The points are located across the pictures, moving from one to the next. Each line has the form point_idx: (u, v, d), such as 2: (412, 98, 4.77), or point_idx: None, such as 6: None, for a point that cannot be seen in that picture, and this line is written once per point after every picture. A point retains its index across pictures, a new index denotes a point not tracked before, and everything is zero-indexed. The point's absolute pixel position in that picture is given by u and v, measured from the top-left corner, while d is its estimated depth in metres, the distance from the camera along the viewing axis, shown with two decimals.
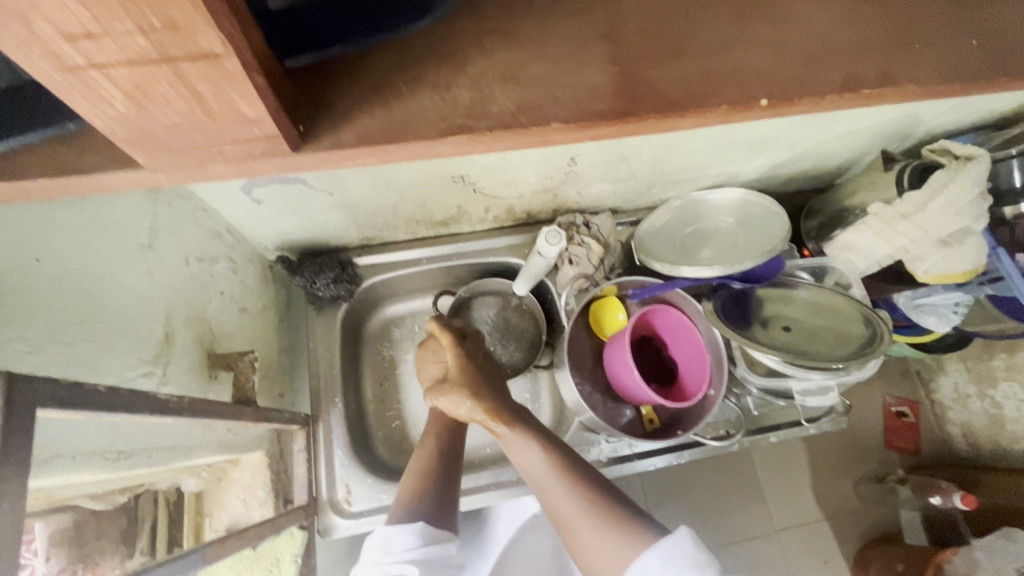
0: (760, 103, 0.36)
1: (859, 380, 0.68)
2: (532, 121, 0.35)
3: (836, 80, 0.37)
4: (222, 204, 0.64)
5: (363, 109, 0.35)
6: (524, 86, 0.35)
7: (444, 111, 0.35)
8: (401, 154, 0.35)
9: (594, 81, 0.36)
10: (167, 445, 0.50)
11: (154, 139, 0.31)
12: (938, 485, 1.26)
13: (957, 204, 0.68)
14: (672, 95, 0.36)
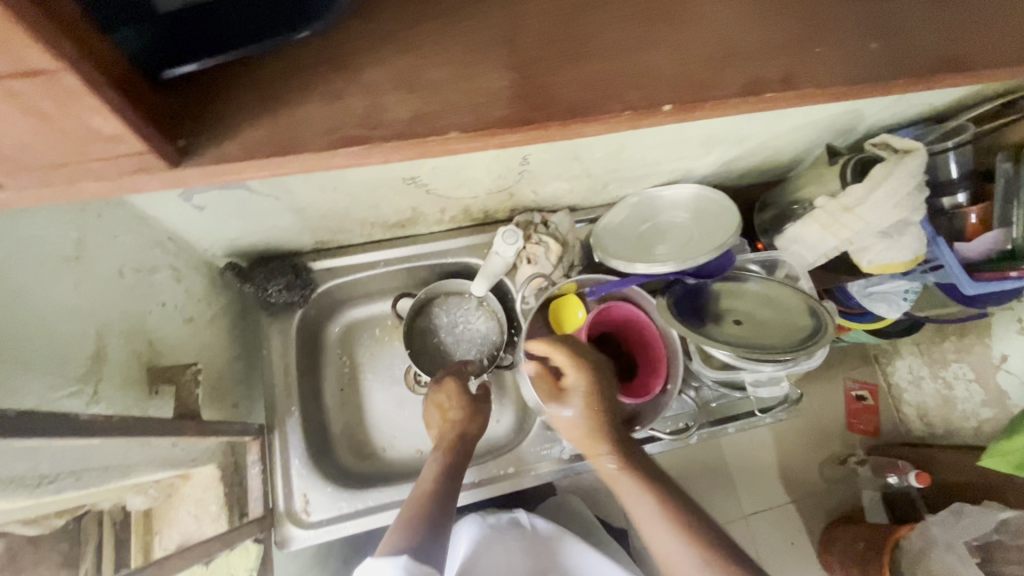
0: (663, 108, 0.35)
1: (806, 370, 0.70)
2: (427, 129, 0.33)
3: (737, 83, 0.36)
4: (160, 212, 0.62)
5: (248, 121, 0.33)
6: (418, 95, 0.34)
7: (335, 122, 0.33)
8: (297, 165, 0.33)
9: (495, 85, 0.34)
10: (99, 466, 0.48)
11: (10, 161, 0.29)
12: (895, 464, 1.33)
13: (895, 196, 0.71)
14: (572, 100, 0.34)
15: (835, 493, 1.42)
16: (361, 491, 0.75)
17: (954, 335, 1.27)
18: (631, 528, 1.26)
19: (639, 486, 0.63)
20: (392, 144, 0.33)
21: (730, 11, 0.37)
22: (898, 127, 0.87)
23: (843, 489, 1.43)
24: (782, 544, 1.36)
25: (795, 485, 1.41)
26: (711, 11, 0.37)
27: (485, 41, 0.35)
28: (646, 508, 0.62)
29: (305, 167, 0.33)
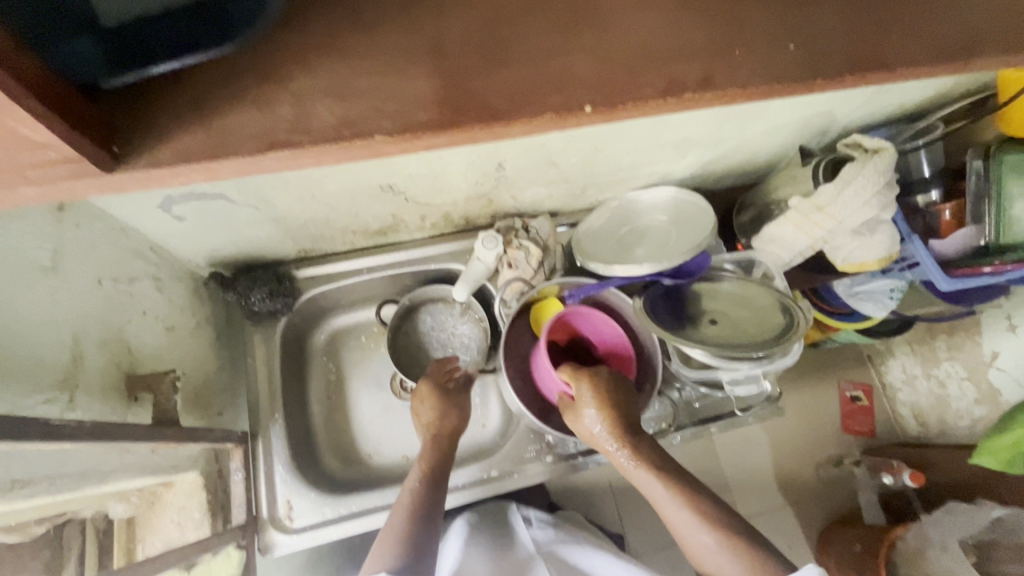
0: (583, 108, 0.36)
1: (782, 368, 0.71)
2: (354, 133, 0.35)
3: (656, 84, 0.37)
4: (140, 222, 0.63)
5: (181, 126, 0.34)
6: (347, 100, 0.35)
7: (264, 127, 0.34)
8: (230, 170, 0.34)
9: (419, 90, 0.35)
10: (74, 472, 0.49)
11: None
12: (890, 464, 1.30)
13: (865, 194, 0.72)
14: (496, 101, 0.35)
15: (830, 493, 1.42)
16: (344, 496, 0.76)
17: (945, 334, 1.27)
18: (626, 533, 1.25)
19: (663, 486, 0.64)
20: (315, 147, 0.34)
21: (653, 17, 0.39)
22: (872, 127, 0.88)
23: (839, 490, 1.43)
24: (780, 547, 1.35)
25: (790, 487, 1.41)
26: (633, 15, 0.38)
27: (410, 49, 0.36)
28: (672, 503, 0.63)
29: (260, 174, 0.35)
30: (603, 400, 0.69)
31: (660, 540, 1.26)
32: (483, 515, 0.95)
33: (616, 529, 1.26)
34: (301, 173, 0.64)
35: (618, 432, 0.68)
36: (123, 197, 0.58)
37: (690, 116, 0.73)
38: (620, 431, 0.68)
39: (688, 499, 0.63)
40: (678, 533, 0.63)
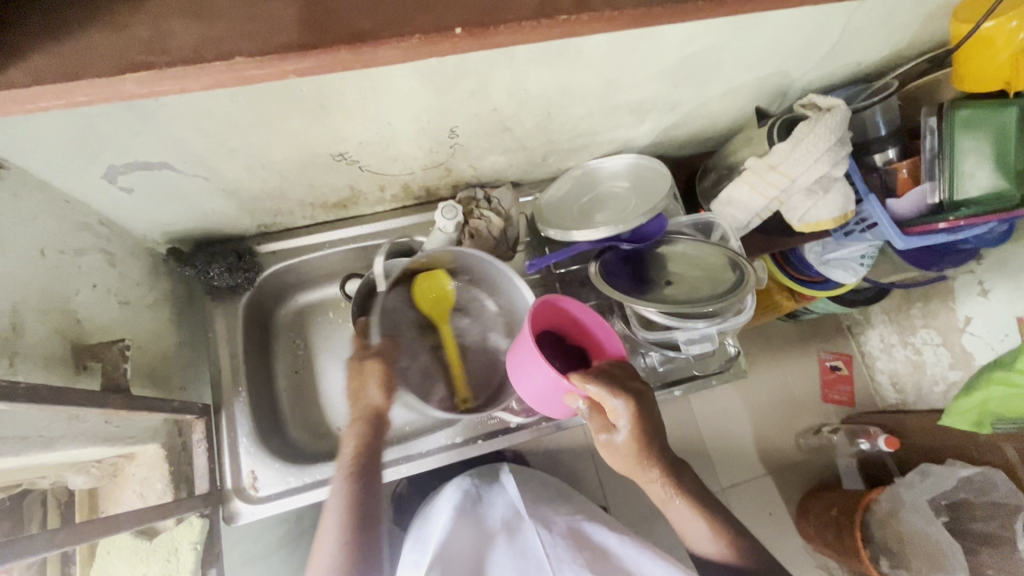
0: (455, 31, 0.36)
1: (737, 325, 0.72)
2: (216, 55, 0.34)
3: (530, 4, 0.37)
4: (87, 194, 0.63)
5: (31, 50, 0.33)
6: (204, 21, 0.34)
7: (120, 49, 0.34)
8: (90, 93, 0.34)
9: (282, 14, 0.35)
10: (15, 436, 0.49)
11: None
12: (866, 430, 1.35)
13: (816, 152, 0.73)
14: (364, 25, 0.35)
15: (810, 461, 1.44)
16: (309, 466, 0.77)
17: (920, 301, 1.28)
18: (608, 505, 1.27)
19: (692, 509, 0.71)
20: (174, 68, 0.33)
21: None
22: (832, 89, 0.88)
23: (819, 458, 1.45)
24: (761, 515, 1.38)
25: (770, 455, 1.43)
26: None
27: None
28: (694, 514, 0.70)
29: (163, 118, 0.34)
30: (645, 418, 0.67)
31: (641, 510, 1.28)
32: (478, 481, 0.91)
33: (598, 501, 1.28)
34: (245, 141, 0.63)
35: (649, 451, 0.68)
36: (61, 166, 0.57)
37: (641, 77, 0.73)
38: (651, 449, 0.69)
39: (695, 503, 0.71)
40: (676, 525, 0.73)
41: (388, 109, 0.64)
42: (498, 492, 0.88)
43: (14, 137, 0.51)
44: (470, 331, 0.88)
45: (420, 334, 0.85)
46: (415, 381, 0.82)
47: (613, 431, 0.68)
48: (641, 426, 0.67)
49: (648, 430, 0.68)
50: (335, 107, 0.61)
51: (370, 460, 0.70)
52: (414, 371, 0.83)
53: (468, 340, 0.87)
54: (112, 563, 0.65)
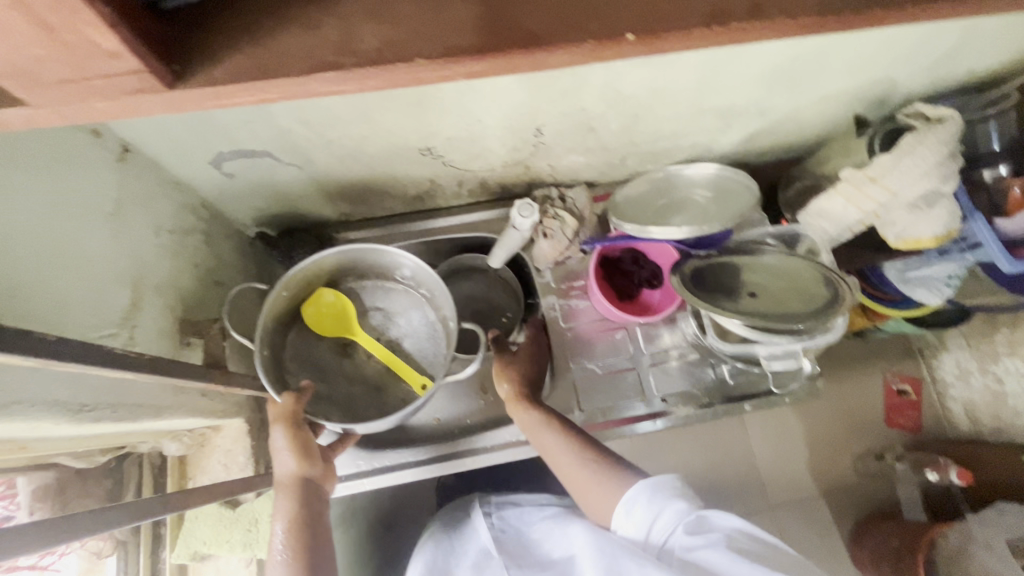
0: (627, 37, 0.33)
1: (824, 345, 0.68)
2: (398, 56, 0.32)
3: (703, 12, 0.34)
4: (194, 178, 0.67)
5: (239, 46, 0.32)
6: (394, 25, 0.33)
7: (317, 45, 0.32)
8: (281, 92, 0.32)
9: (457, 14, 0.33)
10: (134, 403, 0.52)
11: (33, 76, 0.28)
12: (935, 461, 1.19)
13: (924, 166, 0.68)
14: (532, 26, 0.33)
15: (866, 489, 1.33)
16: (378, 452, 0.81)
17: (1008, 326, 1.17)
18: None
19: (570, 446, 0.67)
20: (363, 69, 0.32)
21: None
22: (937, 99, 0.83)
23: (876, 484, 1.33)
24: (813, 538, 1.28)
25: (828, 476, 1.33)
26: None
27: None
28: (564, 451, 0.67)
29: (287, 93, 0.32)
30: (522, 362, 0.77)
31: None
32: (447, 526, 0.86)
33: None
34: (341, 132, 0.65)
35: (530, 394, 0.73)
36: (177, 150, 0.61)
37: (737, 81, 0.71)
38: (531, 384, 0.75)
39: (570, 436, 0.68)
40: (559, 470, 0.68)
41: (481, 106, 0.65)
42: (468, 530, 0.82)
43: (146, 122, 0.55)
44: (393, 324, 0.86)
45: (343, 354, 0.84)
46: (364, 395, 0.82)
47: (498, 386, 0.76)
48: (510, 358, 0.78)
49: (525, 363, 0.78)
50: (431, 103, 0.62)
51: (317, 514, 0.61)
52: (356, 392, 0.82)
53: (397, 333, 0.86)
54: (198, 527, 0.68)
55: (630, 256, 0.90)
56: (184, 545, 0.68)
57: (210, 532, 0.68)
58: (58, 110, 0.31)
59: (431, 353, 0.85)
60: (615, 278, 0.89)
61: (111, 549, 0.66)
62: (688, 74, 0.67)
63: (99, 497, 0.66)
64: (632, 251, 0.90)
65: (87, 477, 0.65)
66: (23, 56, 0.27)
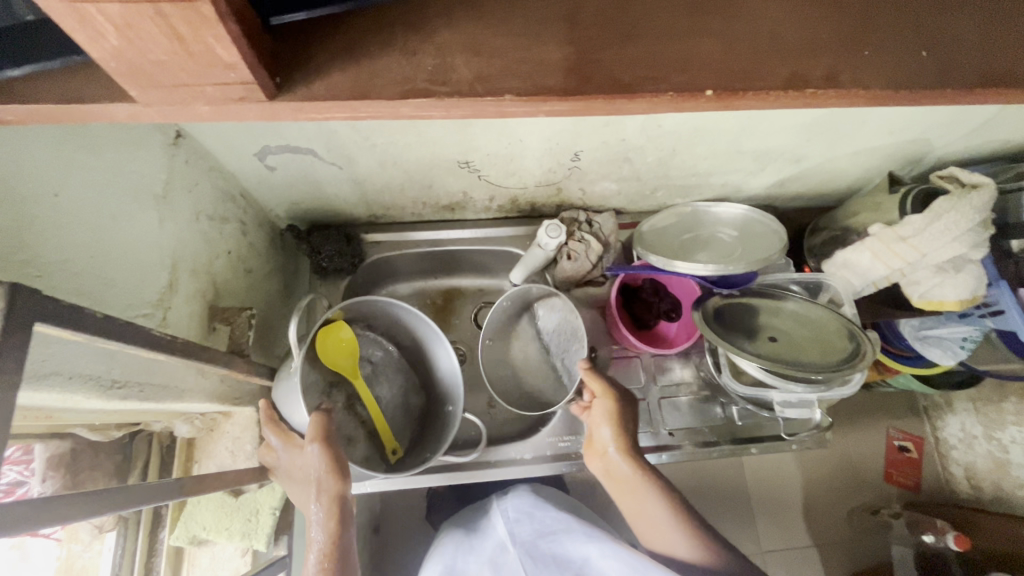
0: (705, 93, 0.34)
1: (838, 396, 0.69)
2: (488, 91, 0.34)
3: (779, 77, 0.35)
4: (238, 167, 0.68)
5: (334, 65, 0.34)
6: (484, 57, 0.34)
7: (407, 74, 0.34)
8: (371, 111, 0.34)
9: (549, 55, 0.35)
10: (161, 383, 0.52)
11: (147, 76, 0.30)
12: (932, 522, 1.13)
13: (956, 230, 0.68)
14: (619, 74, 0.34)
15: (860, 544, 1.26)
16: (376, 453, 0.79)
17: None
18: None
19: (658, 505, 0.64)
20: (453, 99, 0.33)
21: (779, 8, 0.37)
22: (971, 163, 0.83)
23: (871, 540, 1.26)
24: None
25: (820, 528, 1.27)
26: (759, 7, 0.37)
27: (546, 16, 0.36)
28: (654, 508, 0.64)
29: (377, 112, 0.34)
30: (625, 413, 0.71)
31: None
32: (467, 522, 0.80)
33: None
34: (385, 138, 0.66)
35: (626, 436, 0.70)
36: (227, 140, 0.62)
37: (777, 128, 0.72)
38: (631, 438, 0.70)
39: (677, 511, 0.63)
40: (647, 532, 0.65)
41: (524, 126, 0.66)
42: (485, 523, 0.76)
43: None
44: (376, 381, 0.86)
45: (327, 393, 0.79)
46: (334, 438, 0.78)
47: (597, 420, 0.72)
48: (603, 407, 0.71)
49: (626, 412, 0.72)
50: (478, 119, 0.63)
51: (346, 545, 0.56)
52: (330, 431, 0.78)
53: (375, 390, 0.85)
54: (200, 511, 0.68)
55: (652, 286, 0.89)
56: (184, 528, 0.68)
57: (209, 516, 0.68)
58: (160, 109, 0.33)
59: (403, 416, 0.87)
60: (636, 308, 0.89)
61: (112, 524, 0.67)
62: (729, 117, 0.69)
63: (107, 472, 0.67)
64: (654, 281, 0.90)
65: (99, 450, 0.66)
66: (146, 60, 0.29)
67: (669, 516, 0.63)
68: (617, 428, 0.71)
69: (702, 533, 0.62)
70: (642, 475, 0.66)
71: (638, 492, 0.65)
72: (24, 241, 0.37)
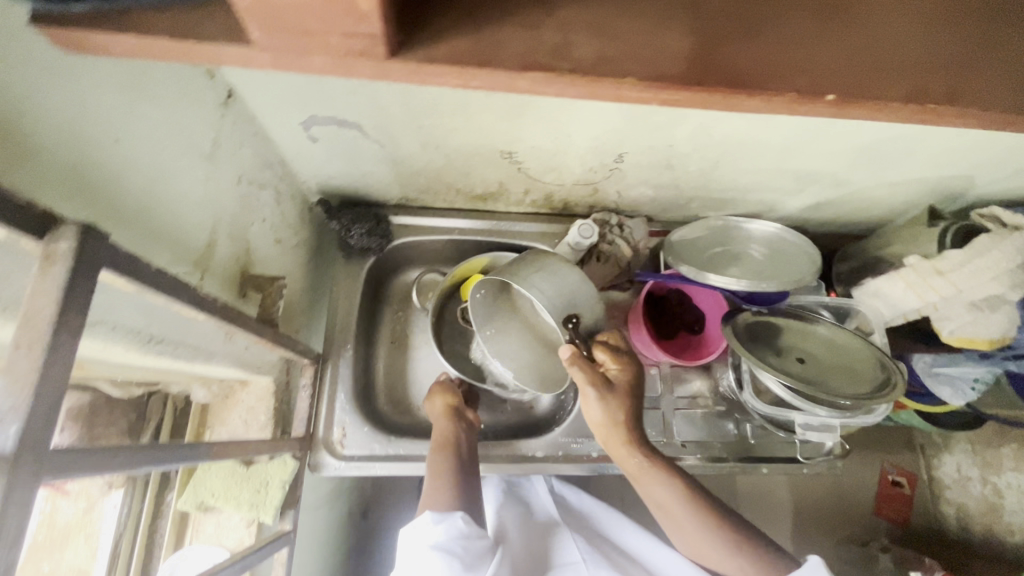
0: (827, 97, 0.34)
1: (861, 425, 0.68)
2: (610, 71, 0.33)
3: (901, 90, 0.34)
4: (283, 135, 0.67)
5: (453, 28, 0.33)
6: (607, 37, 0.34)
7: (528, 45, 0.33)
8: (484, 80, 0.34)
9: (675, 44, 0.34)
10: (194, 344, 0.51)
11: (252, 24, 0.29)
12: (921, 560, 1.09)
13: (996, 268, 0.68)
14: (742, 70, 0.34)
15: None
16: (389, 437, 0.78)
17: None
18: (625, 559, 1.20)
19: (676, 495, 0.61)
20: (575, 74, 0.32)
21: (902, 20, 0.36)
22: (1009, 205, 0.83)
23: None
24: None
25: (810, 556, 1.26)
26: (886, 16, 0.36)
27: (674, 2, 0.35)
28: (671, 500, 0.61)
29: (494, 81, 0.34)
30: (619, 398, 0.63)
31: None
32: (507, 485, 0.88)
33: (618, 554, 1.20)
34: (433, 120, 0.65)
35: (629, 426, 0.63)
36: (276, 106, 0.61)
37: (826, 150, 0.71)
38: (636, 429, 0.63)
39: (698, 503, 0.60)
40: (666, 518, 0.62)
41: (577, 121, 0.65)
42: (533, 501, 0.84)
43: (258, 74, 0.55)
44: None
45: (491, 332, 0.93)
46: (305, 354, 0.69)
47: (587, 406, 0.64)
48: (598, 403, 0.63)
49: (620, 401, 0.63)
50: (532, 109, 0.63)
51: (467, 453, 0.72)
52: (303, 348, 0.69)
53: None
54: (210, 477, 0.68)
55: (676, 297, 0.89)
56: (193, 493, 0.68)
57: (218, 483, 0.68)
58: (250, 64, 0.32)
59: None
60: (662, 317, 0.88)
61: (122, 481, 0.68)
62: (781, 133, 0.68)
63: (121, 429, 0.66)
64: (678, 291, 0.90)
65: (116, 407, 0.66)
66: (254, 10, 0.28)
67: (688, 507, 0.60)
68: (611, 420, 0.63)
69: (733, 531, 0.59)
70: (658, 465, 0.63)
71: (643, 481, 0.63)
72: (85, 183, 0.37)
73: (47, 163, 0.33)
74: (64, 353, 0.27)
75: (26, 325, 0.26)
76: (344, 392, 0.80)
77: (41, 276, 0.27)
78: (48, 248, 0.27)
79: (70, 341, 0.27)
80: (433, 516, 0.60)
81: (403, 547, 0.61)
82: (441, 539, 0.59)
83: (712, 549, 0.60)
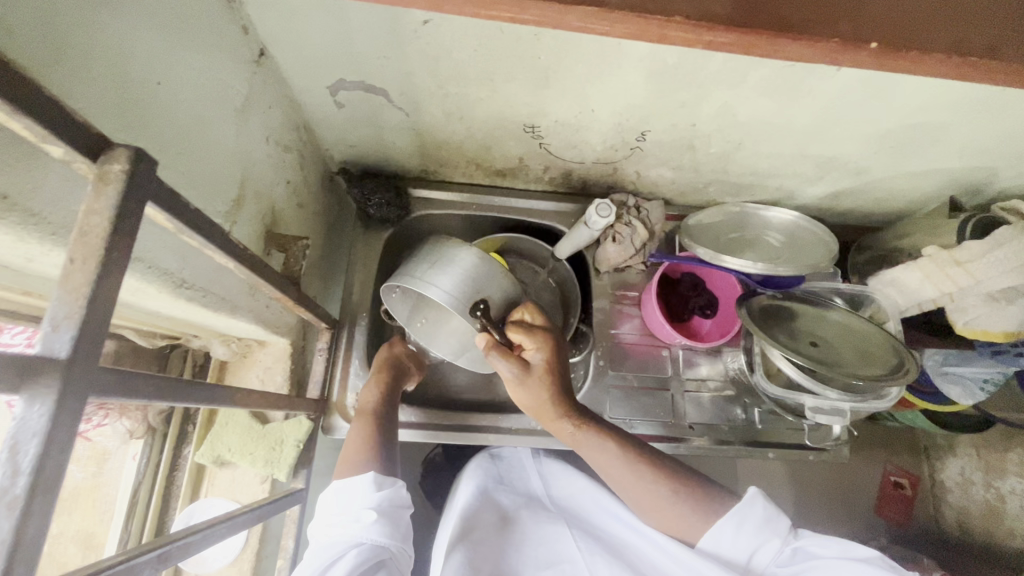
0: (871, 45, 0.35)
1: (871, 409, 0.68)
2: (659, 8, 0.34)
3: (946, 39, 0.35)
4: (310, 98, 0.68)
5: None
6: None
7: None
8: (535, 13, 0.33)
9: None
10: (220, 294, 0.52)
11: None
12: (919, 559, 1.08)
13: (1017, 261, 0.67)
14: (790, 14, 0.35)
15: None
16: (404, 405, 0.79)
17: None
18: None
19: (617, 459, 0.65)
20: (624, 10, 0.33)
21: None
22: None
23: None
24: None
25: None
26: None
27: None
28: (613, 464, 0.64)
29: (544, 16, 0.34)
30: (541, 378, 0.64)
31: None
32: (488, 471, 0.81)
33: None
34: (459, 89, 0.65)
35: (557, 401, 0.65)
36: (306, 68, 0.62)
37: (850, 135, 0.71)
38: (566, 404, 0.65)
39: (640, 464, 0.64)
40: (611, 481, 0.66)
41: (602, 94, 0.65)
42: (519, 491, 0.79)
43: (290, 34, 0.56)
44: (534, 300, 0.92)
45: None
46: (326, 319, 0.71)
47: (512, 385, 0.65)
48: (522, 387, 0.64)
49: (542, 381, 0.64)
50: (558, 80, 0.63)
51: (389, 413, 0.69)
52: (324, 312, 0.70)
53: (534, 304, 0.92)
54: (226, 433, 0.70)
55: (690, 281, 0.89)
56: (210, 448, 0.70)
57: (235, 438, 0.69)
58: None
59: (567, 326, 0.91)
60: (677, 300, 0.89)
61: (142, 432, 0.70)
62: (806, 115, 0.68)
63: None
64: (692, 275, 0.90)
65: (139, 357, 0.67)
66: None
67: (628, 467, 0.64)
68: (537, 397, 0.64)
69: (681, 492, 0.64)
70: (596, 433, 0.66)
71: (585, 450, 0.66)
72: (128, 121, 0.38)
73: (95, 98, 0.34)
74: (114, 274, 0.28)
75: (81, 241, 0.27)
76: (358, 358, 0.81)
77: (95, 196, 0.27)
78: (102, 169, 0.28)
79: (120, 263, 0.28)
80: (373, 479, 0.59)
81: (327, 502, 0.60)
82: (378, 503, 0.58)
83: (660, 507, 0.64)
